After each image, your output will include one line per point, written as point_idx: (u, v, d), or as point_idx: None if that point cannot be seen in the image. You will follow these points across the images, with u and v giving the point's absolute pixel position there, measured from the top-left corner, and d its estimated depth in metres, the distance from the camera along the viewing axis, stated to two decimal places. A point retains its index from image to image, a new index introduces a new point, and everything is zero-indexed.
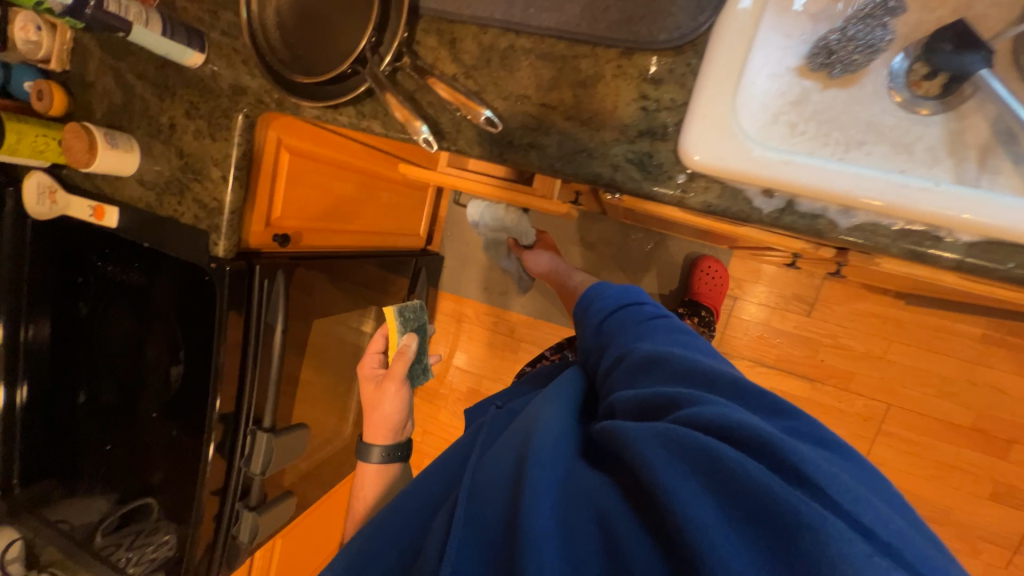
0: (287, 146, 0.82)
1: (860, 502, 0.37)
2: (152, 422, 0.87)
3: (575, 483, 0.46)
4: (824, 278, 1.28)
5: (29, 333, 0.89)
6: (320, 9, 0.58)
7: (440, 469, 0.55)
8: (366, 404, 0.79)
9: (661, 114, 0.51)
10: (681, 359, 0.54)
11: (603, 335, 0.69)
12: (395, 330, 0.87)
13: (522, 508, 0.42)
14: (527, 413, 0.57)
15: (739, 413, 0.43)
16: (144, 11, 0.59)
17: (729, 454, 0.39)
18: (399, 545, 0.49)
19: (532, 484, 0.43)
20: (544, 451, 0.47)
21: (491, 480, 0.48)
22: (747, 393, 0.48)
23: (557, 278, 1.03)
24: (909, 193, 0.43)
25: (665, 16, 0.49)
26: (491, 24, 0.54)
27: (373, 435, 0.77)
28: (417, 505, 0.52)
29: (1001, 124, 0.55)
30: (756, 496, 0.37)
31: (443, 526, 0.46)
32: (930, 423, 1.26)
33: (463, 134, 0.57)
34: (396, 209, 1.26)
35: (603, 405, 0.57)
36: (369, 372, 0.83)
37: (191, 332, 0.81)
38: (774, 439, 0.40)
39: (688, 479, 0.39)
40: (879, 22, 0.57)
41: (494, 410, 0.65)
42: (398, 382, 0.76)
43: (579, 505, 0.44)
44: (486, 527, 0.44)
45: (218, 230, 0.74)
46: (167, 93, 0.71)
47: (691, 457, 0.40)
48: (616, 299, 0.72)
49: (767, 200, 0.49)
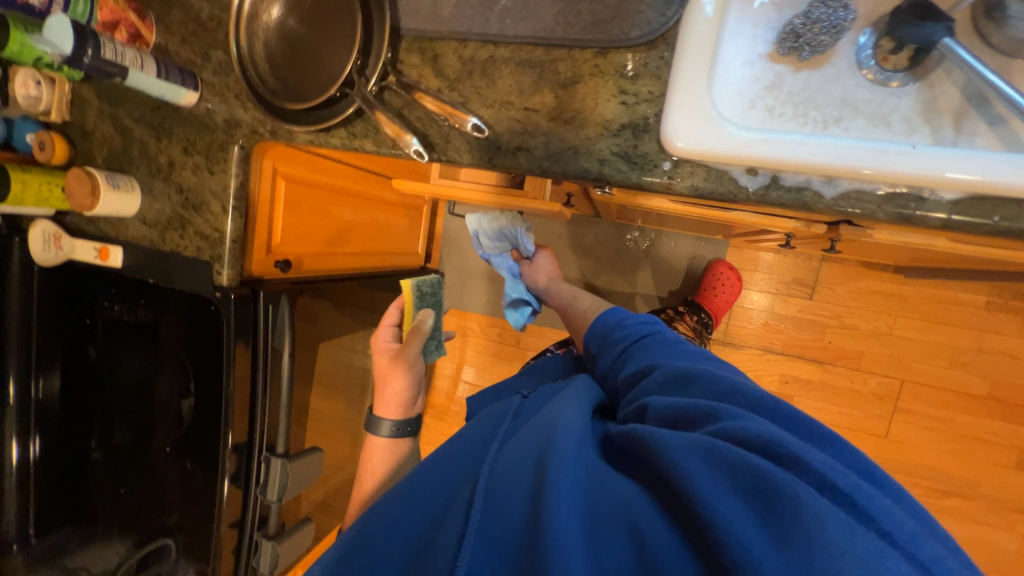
0: (283, 174, 0.85)
1: (915, 537, 0.40)
2: (165, 458, 0.87)
3: (603, 488, 0.48)
4: (822, 260, 1.29)
5: (40, 387, 0.91)
6: (305, 38, 0.61)
7: (453, 462, 0.55)
8: (379, 374, 0.82)
9: (640, 106, 0.52)
10: (710, 381, 0.58)
11: (626, 357, 0.71)
12: (411, 305, 0.89)
13: (546, 507, 0.43)
14: (545, 412, 0.58)
15: (773, 431, 0.47)
16: (138, 55, 0.62)
17: (767, 467, 0.43)
18: (406, 537, 0.48)
19: (556, 485, 0.45)
20: (566, 452, 0.49)
21: (510, 475, 0.48)
22: (777, 412, 0.53)
23: (561, 300, 0.98)
24: (890, 158, 0.45)
25: (635, 13, 0.52)
26: (469, 38, 0.57)
27: (382, 408, 0.77)
28: (427, 498, 0.51)
29: (971, 88, 0.57)
30: (788, 502, 0.40)
31: (459, 517, 0.46)
32: (946, 396, 1.25)
33: (452, 143, 0.59)
34: (394, 229, 1.28)
35: (631, 415, 0.60)
36: (384, 345, 0.86)
37: (201, 364, 0.82)
38: (804, 457, 0.44)
39: (725, 488, 0.42)
40: (841, 3, 0.59)
41: (517, 399, 0.67)
42: (411, 356, 0.79)
43: (610, 519, 0.45)
44: (506, 523, 0.45)
45: (220, 260, 0.75)
46: (164, 133, 0.74)
47: (729, 470, 0.43)
48: (639, 326, 0.74)
49: (752, 177, 0.50)
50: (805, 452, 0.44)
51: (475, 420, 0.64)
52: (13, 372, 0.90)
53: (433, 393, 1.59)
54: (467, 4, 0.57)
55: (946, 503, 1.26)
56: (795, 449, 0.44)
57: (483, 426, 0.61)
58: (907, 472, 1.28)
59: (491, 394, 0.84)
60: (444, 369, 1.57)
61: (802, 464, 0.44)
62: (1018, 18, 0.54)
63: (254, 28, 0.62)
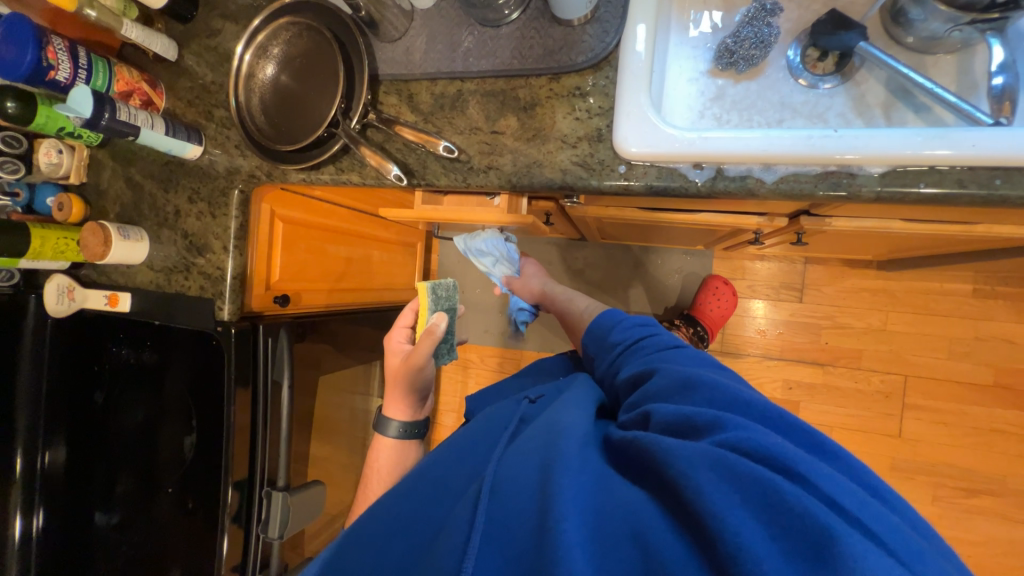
0: (280, 216, 0.90)
1: (917, 554, 0.35)
2: (169, 503, 0.86)
3: (607, 493, 0.41)
4: (806, 262, 1.32)
5: (45, 460, 0.92)
6: (295, 90, 0.69)
7: (453, 464, 0.49)
8: (392, 375, 0.77)
9: (594, 120, 0.59)
10: (711, 383, 0.49)
11: (621, 363, 0.64)
12: (426, 309, 0.82)
13: (551, 510, 0.37)
14: (549, 414, 0.51)
15: (780, 446, 0.40)
16: (149, 116, 0.70)
17: (780, 482, 0.36)
18: (407, 540, 0.43)
19: (561, 494, 0.38)
20: (569, 459, 0.42)
21: (515, 477, 0.42)
22: (780, 418, 0.46)
23: (558, 303, 0.92)
24: (816, 142, 0.50)
25: (580, 43, 0.59)
26: (439, 77, 0.64)
27: (391, 408, 0.77)
28: (429, 502, 0.46)
29: (893, 82, 0.63)
30: (808, 517, 0.34)
31: (465, 518, 0.41)
32: (952, 388, 1.23)
33: (429, 168, 0.64)
34: (389, 265, 1.32)
35: (632, 420, 0.51)
36: (397, 346, 0.81)
37: (203, 401, 0.84)
38: (809, 476, 0.37)
39: (735, 496, 0.36)
40: (765, 21, 0.65)
41: (524, 403, 0.58)
42: (422, 360, 0.72)
43: (615, 522, 0.38)
44: (506, 533, 0.39)
45: (222, 296, 0.80)
46: (171, 185, 0.81)
47: (744, 483, 0.36)
48: (636, 329, 0.66)
49: (699, 171, 0.55)
50: (811, 467, 0.38)
51: (477, 418, 0.59)
52: (18, 447, 0.91)
53: (438, 429, 1.56)
54: (436, 49, 0.65)
55: (975, 502, 1.21)
56: (801, 470, 0.38)
57: (486, 428, 0.55)
58: (928, 472, 1.23)
59: (490, 394, 0.78)
60: (448, 402, 1.55)
61: (807, 483, 0.37)
62: (920, 21, 0.59)
63: (251, 85, 0.70)
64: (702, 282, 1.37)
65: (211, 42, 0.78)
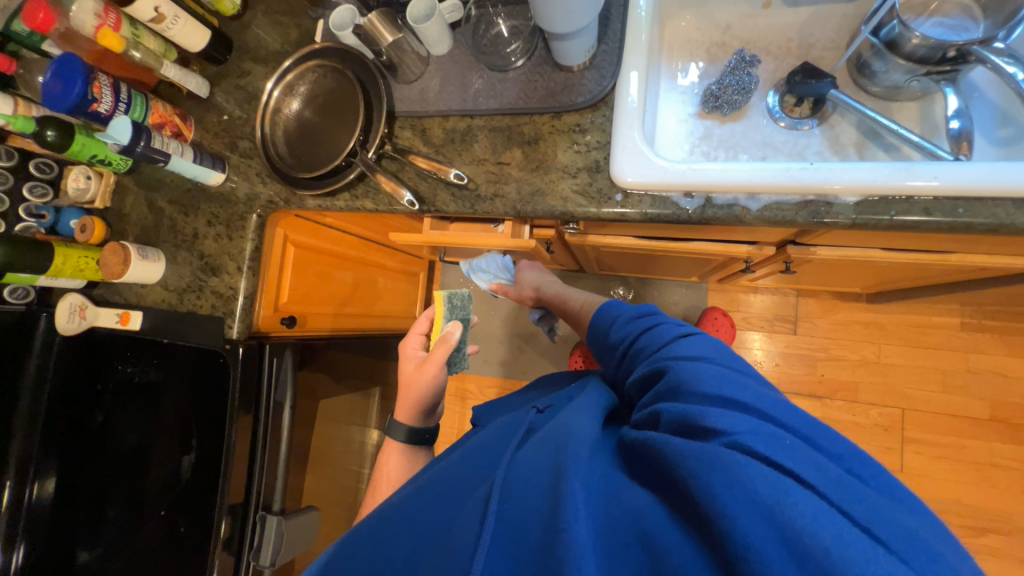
0: (293, 241, 0.93)
1: (937, 563, 0.32)
2: (158, 526, 0.84)
3: (615, 495, 0.39)
4: (798, 294, 1.36)
5: (32, 493, 0.90)
6: (317, 122, 0.75)
7: (462, 471, 0.48)
8: (403, 381, 0.77)
9: (592, 153, 0.64)
10: (718, 378, 0.47)
11: (630, 363, 0.61)
12: (440, 318, 0.84)
13: (561, 510, 0.36)
14: (558, 420, 0.49)
15: (787, 455, 0.37)
16: (180, 145, 0.76)
17: (790, 485, 0.34)
18: (420, 537, 0.42)
19: (571, 496, 0.37)
20: (581, 460, 0.41)
21: (527, 477, 0.41)
22: (797, 419, 0.43)
23: (556, 297, 0.93)
24: (792, 173, 0.55)
25: (579, 86, 0.66)
26: (450, 113, 0.71)
27: (402, 411, 0.77)
28: (438, 505, 0.45)
29: (864, 126, 0.70)
30: (823, 522, 0.32)
31: (475, 520, 0.39)
32: (950, 421, 1.24)
33: (439, 194, 0.69)
34: (392, 292, 1.35)
35: (644, 419, 0.49)
36: (411, 352, 0.83)
37: (204, 418, 0.85)
38: (820, 484, 0.35)
39: (745, 499, 0.33)
40: (745, 70, 0.72)
41: (530, 412, 0.57)
42: (435, 368, 0.74)
43: (622, 524, 0.37)
44: (517, 534, 0.37)
45: (233, 315, 0.82)
46: (192, 209, 0.86)
47: (756, 485, 0.34)
48: (639, 323, 0.64)
49: (689, 200, 0.60)
50: (817, 473, 0.36)
51: (485, 430, 0.58)
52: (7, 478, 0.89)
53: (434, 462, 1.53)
54: (448, 89, 0.71)
55: (983, 541, 1.18)
56: (810, 479, 0.36)
57: (494, 437, 0.53)
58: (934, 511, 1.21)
59: (497, 404, 0.76)
60: (445, 433, 1.53)
61: (816, 490, 0.35)
62: (882, 72, 0.66)
63: (277, 118, 0.77)
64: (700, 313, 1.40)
65: (241, 82, 0.85)
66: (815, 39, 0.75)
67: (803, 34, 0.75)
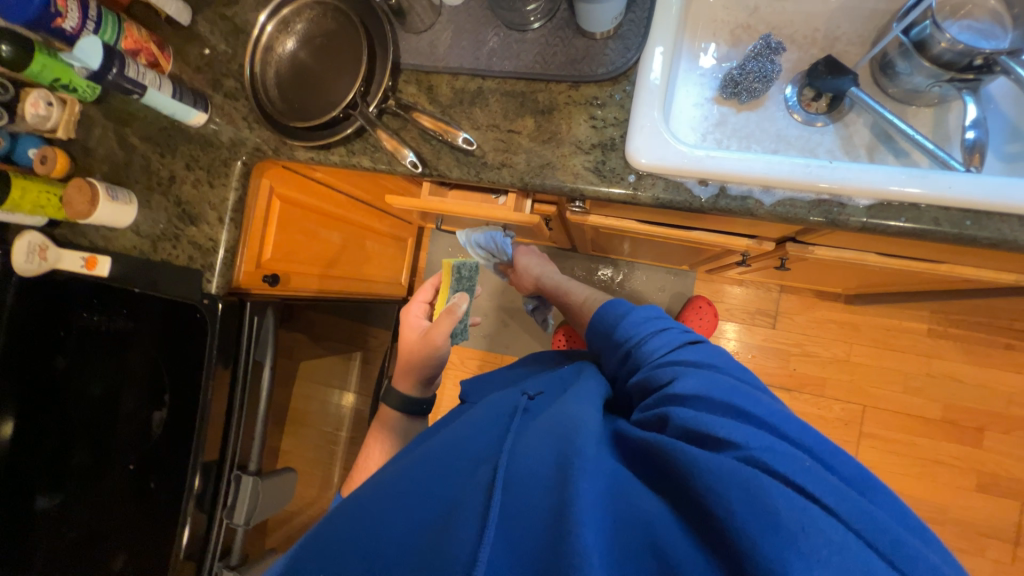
0: (279, 195, 0.88)
1: None
2: (126, 478, 0.81)
3: (625, 499, 0.39)
4: (781, 290, 1.40)
5: None
6: (313, 67, 0.69)
7: (457, 450, 0.47)
8: (407, 346, 0.79)
9: (608, 129, 0.62)
10: (726, 390, 0.48)
11: (633, 364, 0.60)
12: (448, 287, 0.87)
13: (570, 512, 0.35)
14: (561, 410, 0.49)
15: (803, 475, 0.38)
16: (158, 77, 0.69)
17: (809, 506, 0.35)
18: (414, 516, 0.41)
19: (580, 499, 0.36)
20: (590, 458, 0.40)
21: (532, 469, 0.40)
22: (805, 436, 0.44)
23: (555, 290, 0.89)
24: (810, 171, 0.54)
25: (601, 55, 0.62)
26: (461, 72, 0.66)
27: (401, 380, 0.80)
28: (434, 484, 0.44)
29: (877, 127, 0.69)
30: (845, 551, 0.32)
31: (476, 507, 0.38)
32: (904, 420, 1.32)
33: (443, 158, 0.65)
34: (379, 256, 1.30)
35: (649, 420, 0.49)
36: (415, 320, 0.85)
37: (178, 370, 0.79)
38: (835, 505, 0.36)
39: (763, 517, 0.33)
40: (769, 58, 0.70)
41: (526, 396, 0.56)
42: (439, 339, 0.75)
43: (630, 527, 0.37)
44: (521, 528, 0.37)
45: (212, 269, 0.78)
46: (169, 150, 0.79)
47: (775, 503, 0.34)
48: (649, 324, 0.62)
49: (703, 188, 0.58)
50: (833, 494, 0.37)
51: (477, 408, 0.57)
52: None
53: None
54: (460, 45, 0.67)
55: None
56: (827, 502, 0.36)
57: (489, 416, 0.52)
58: None
59: (485, 379, 0.76)
60: None
61: (833, 514, 0.35)
62: (905, 74, 0.66)
63: (268, 58, 0.70)
64: (687, 302, 1.42)
65: (228, 12, 0.77)
66: (842, 32, 0.73)
67: (831, 25, 0.73)
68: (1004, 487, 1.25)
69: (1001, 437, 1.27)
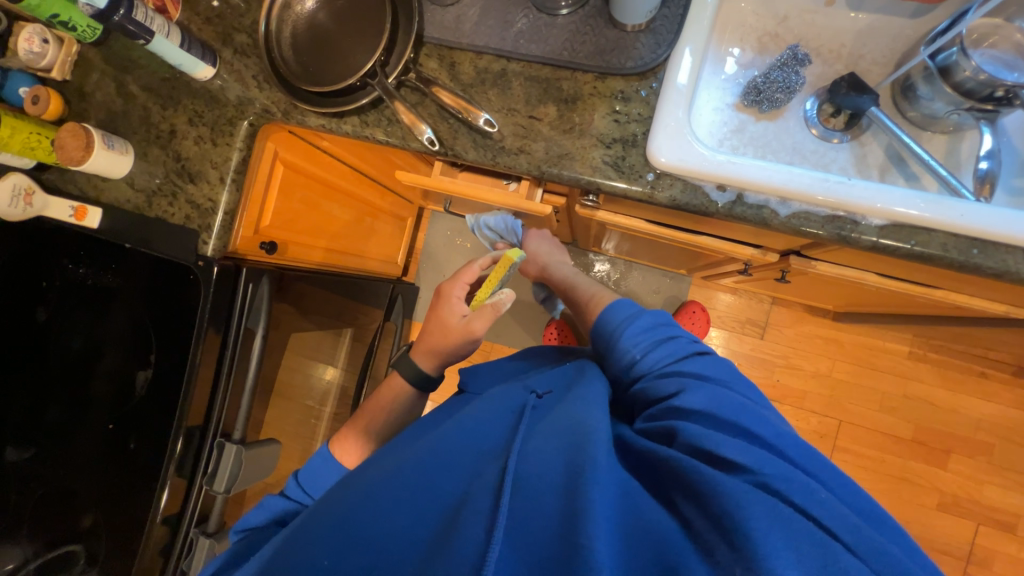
0: (283, 160, 0.85)
1: None
2: (104, 437, 0.78)
3: (636, 513, 0.39)
4: (772, 302, 1.42)
5: None
6: (331, 31, 0.67)
7: (462, 442, 0.47)
8: (442, 332, 0.77)
9: (631, 125, 0.61)
10: (736, 409, 0.50)
11: (636, 372, 0.60)
12: (495, 282, 0.82)
13: (582, 524, 0.35)
14: (570, 412, 0.49)
15: (820, 509, 0.38)
16: (166, 24, 0.65)
17: (834, 546, 0.34)
18: (420, 509, 0.42)
19: (593, 511, 0.36)
20: (601, 467, 0.40)
21: (540, 473, 0.41)
22: (817, 469, 0.45)
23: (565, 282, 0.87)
24: (830, 185, 0.55)
25: (631, 49, 0.61)
26: (486, 51, 0.64)
27: (405, 360, 0.80)
28: (438, 476, 0.44)
29: (891, 148, 0.69)
30: None
31: (487, 506, 0.39)
32: (878, 437, 1.36)
33: (460, 138, 0.64)
34: (376, 234, 1.28)
35: (658, 431, 0.50)
36: (453, 302, 0.79)
37: (165, 331, 0.76)
38: (850, 540, 0.36)
39: (790, 547, 0.34)
40: (794, 69, 0.70)
41: (531, 394, 0.56)
42: (481, 331, 0.75)
43: (640, 541, 0.37)
44: (529, 534, 0.37)
45: (209, 230, 0.76)
46: (171, 102, 0.76)
47: (795, 534, 0.35)
48: (655, 332, 0.62)
49: (721, 193, 0.58)
50: (849, 528, 0.37)
51: (480, 400, 0.57)
52: None
53: None
54: (487, 24, 0.65)
55: None
56: (850, 543, 0.36)
57: (493, 410, 0.52)
58: None
59: (486, 368, 0.76)
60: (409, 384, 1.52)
61: (855, 553, 0.35)
62: (925, 99, 0.66)
63: (285, 15, 0.67)
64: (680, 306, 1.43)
65: None
66: (867, 51, 0.73)
67: (857, 43, 0.73)
68: (963, 508, 1.31)
69: (966, 461, 1.32)
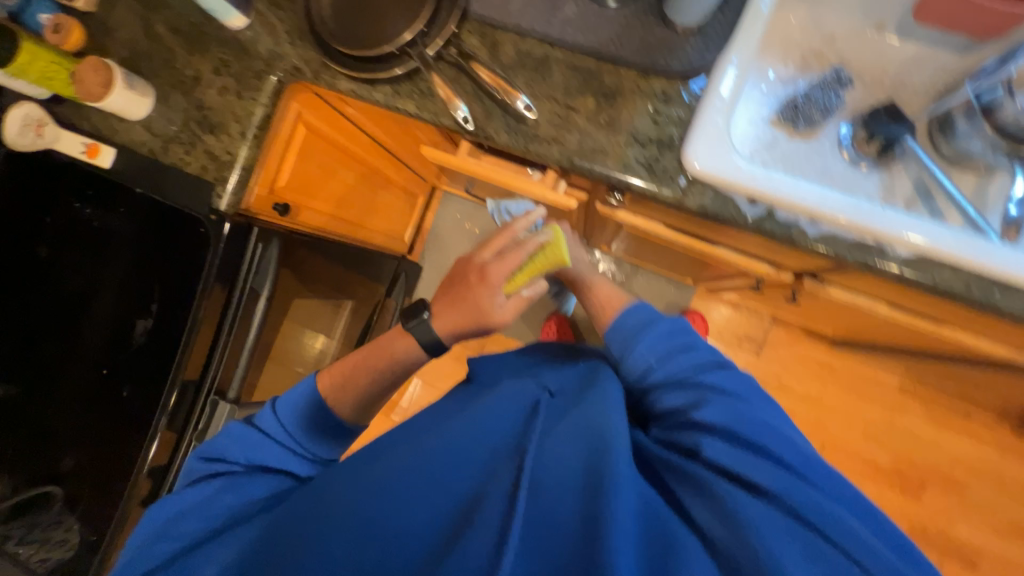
0: (305, 122, 0.83)
1: None
2: (95, 381, 0.77)
3: (656, 523, 0.41)
4: (772, 321, 1.43)
5: None
6: None
7: (479, 436, 0.49)
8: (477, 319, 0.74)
9: (669, 127, 0.60)
10: (754, 423, 0.51)
11: (653, 375, 0.61)
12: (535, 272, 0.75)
13: (604, 533, 0.37)
14: (583, 416, 0.50)
15: (839, 531, 0.41)
16: None
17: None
18: (443, 500, 0.44)
19: (613, 520, 0.38)
20: (622, 477, 0.42)
21: (556, 477, 0.43)
22: (831, 485, 0.47)
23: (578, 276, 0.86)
24: (864, 213, 0.54)
25: (679, 50, 0.60)
26: (530, 34, 0.63)
27: None
28: (457, 468, 0.46)
29: (919, 179, 0.68)
30: None
31: (508, 502, 0.40)
32: (857, 463, 1.38)
33: (493, 120, 0.62)
34: (386, 208, 1.26)
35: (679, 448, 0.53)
36: (492, 292, 0.74)
37: (169, 282, 0.75)
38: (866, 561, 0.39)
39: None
40: (835, 89, 0.71)
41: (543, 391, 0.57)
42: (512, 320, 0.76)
43: (656, 547, 0.39)
44: (546, 534, 0.40)
45: (224, 184, 0.74)
46: (198, 48, 0.74)
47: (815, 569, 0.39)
48: (675, 338, 0.63)
49: (751, 207, 0.58)
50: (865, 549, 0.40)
51: (492, 393, 0.57)
52: None
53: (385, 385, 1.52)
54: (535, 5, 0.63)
55: None
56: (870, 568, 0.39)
57: (507, 406, 0.53)
58: None
59: (494, 359, 0.75)
60: None
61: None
62: (963, 136, 0.66)
63: None
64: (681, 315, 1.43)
65: None
66: (909, 81, 0.72)
67: (900, 71, 0.72)
68: (930, 540, 1.34)
69: (939, 495, 1.35)
